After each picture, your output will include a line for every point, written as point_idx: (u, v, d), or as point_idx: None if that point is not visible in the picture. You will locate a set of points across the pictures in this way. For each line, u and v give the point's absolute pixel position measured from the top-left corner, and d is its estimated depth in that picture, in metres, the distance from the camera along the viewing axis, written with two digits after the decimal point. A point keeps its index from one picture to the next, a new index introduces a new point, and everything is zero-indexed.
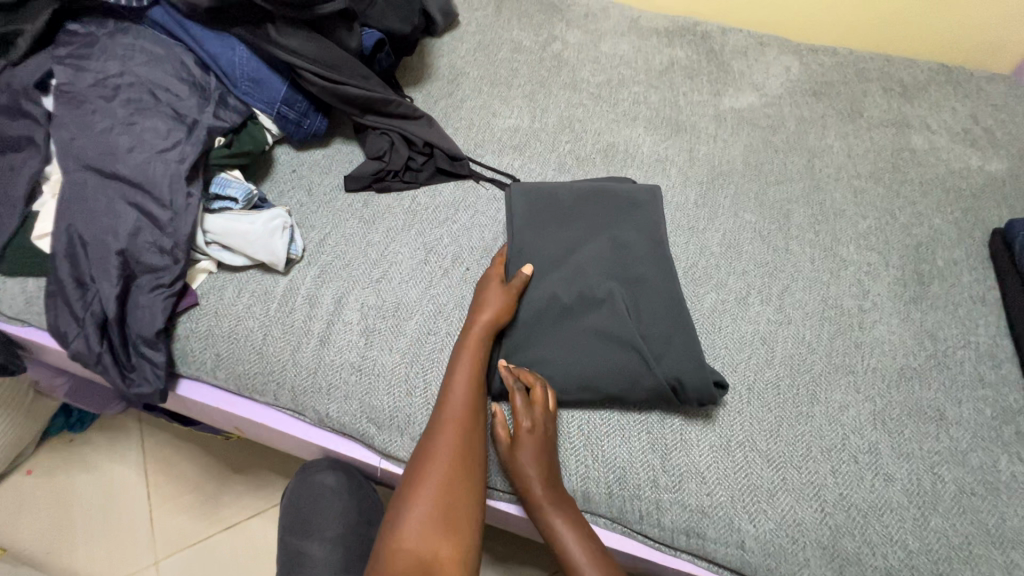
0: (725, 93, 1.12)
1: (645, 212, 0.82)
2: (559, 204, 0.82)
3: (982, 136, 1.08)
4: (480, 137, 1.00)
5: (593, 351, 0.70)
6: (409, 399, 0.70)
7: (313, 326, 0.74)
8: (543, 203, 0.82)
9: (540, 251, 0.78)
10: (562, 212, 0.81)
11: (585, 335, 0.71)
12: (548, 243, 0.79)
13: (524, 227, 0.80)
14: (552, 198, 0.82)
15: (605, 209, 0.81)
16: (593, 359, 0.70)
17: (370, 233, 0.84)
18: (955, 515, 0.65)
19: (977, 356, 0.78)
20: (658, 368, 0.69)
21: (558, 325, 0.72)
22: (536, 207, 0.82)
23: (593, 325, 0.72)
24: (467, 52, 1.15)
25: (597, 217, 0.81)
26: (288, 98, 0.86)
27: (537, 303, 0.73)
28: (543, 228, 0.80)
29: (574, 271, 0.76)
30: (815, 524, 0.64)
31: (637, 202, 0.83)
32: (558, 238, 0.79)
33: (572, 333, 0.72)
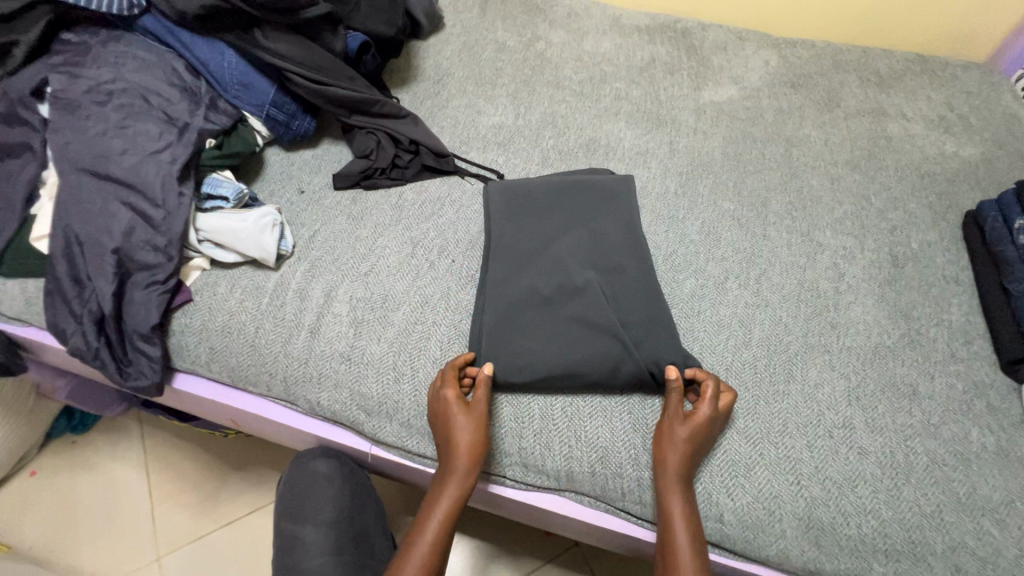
0: (705, 87, 1.15)
1: (624, 202, 0.84)
2: (539, 197, 0.85)
3: (956, 123, 1.10)
4: (465, 135, 1.03)
5: (573, 337, 0.72)
6: (397, 386, 0.73)
7: (304, 318, 0.77)
8: (523, 197, 0.85)
9: (521, 244, 0.81)
10: (542, 205, 0.84)
11: (566, 322, 0.74)
12: (529, 236, 0.81)
13: (506, 221, 0.83)
14: (533, 191, 0.85)
15: (584, 201, 0.84)
16: (574, 344, 0.72)
17: (358, 229, 0.86)
18: (927, 485, 0.67)
19: (949, 334, 0.80)
20: (636, 351, 0.71)
21: (539, 313, 0.75)
22: (517, 202, 0.84)
23: (572, 312, 0.74)
24: (453, 53, 1.18)
25: (577, 208, 0.83)
26: (276, 100, 0.89)
27: (518, 293, 0.76)
28: (524, 222, 0.83)
29: (555, 261, 0.78)
30: (791, 497, 0.66)
31: (616, 193, 0.85)
32: (539, 230, 0.82)
33: (554, 320, 0.74)
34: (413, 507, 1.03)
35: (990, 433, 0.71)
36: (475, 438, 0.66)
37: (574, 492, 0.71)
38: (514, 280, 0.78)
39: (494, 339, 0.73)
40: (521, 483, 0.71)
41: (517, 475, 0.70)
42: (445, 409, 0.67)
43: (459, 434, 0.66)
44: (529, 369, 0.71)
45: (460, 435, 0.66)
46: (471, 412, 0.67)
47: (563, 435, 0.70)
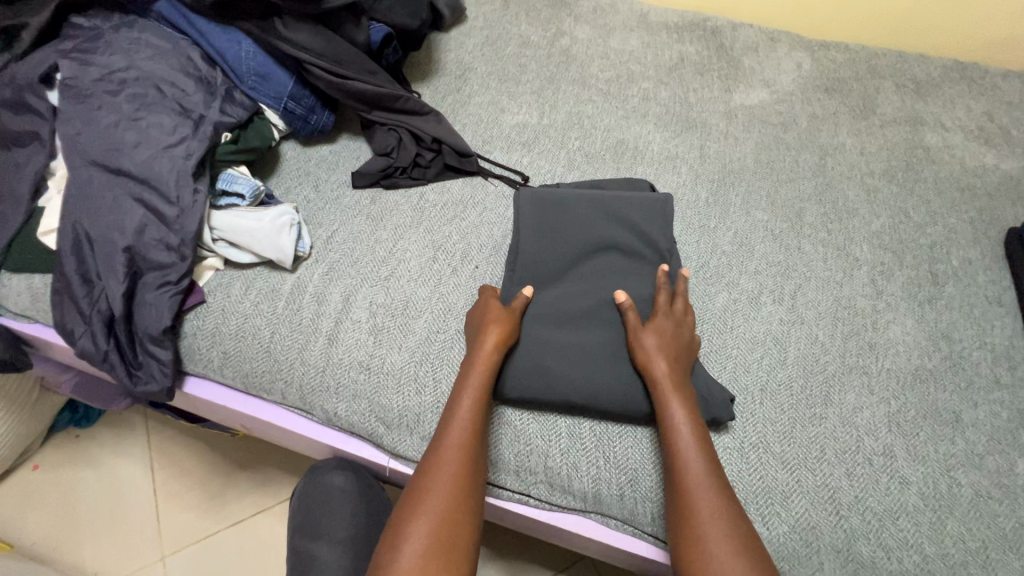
0: (736, 90, 1.11)
1: (657, 214, 0.79)
2: (573, 208, 0.79)
3: (996, 135, 1.06)
4: (488, 133, 0.99)
5: (600, 359, 0.69)
6: (418, 398, 0.70)
7: (321, 324, 0.73)
8: (555, 209, 0.79)
9: (548, 262, 0.76)
10: (574, 218, 0.78)
11: (594, 348, 0.70)
12: (558, 251, 0.77)
13: (535, 233, 0.78)
14: (561, 198, 0.79)
15: (618, 215, 0.78)
16: (601, 366, 0.68)
17: (377, 231, 0.83)
18: (971, 520, 0.64)
19: (992, 358, 0.77)
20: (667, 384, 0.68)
21: (568, 336, 0.71)
22: (548, 213, 0.79)
23: (601, 339, 0.71)
24: (475, 47, 1.14)
25: (608, 217, 0.78)
26: (294, 93, 0.86)
27: (546, 316, 0.73)
28: (554, 235, 0.77)
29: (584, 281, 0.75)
30: (830, 528, 0.63)
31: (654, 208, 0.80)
32: (569, 246, 0.77)
33: (582, 345, 0.70)
34: None
35: None
36: (499, 343, 0.67)
37: (600, 514, 0.68)
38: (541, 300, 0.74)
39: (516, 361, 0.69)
40: (546, 503, 0.68)
41: (542, 494, 0.68)
42: (483, 307, 0.71)
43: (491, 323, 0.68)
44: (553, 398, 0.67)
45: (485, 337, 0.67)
46: (499, 321, 0.69)
47: (591, 455, 0.67)
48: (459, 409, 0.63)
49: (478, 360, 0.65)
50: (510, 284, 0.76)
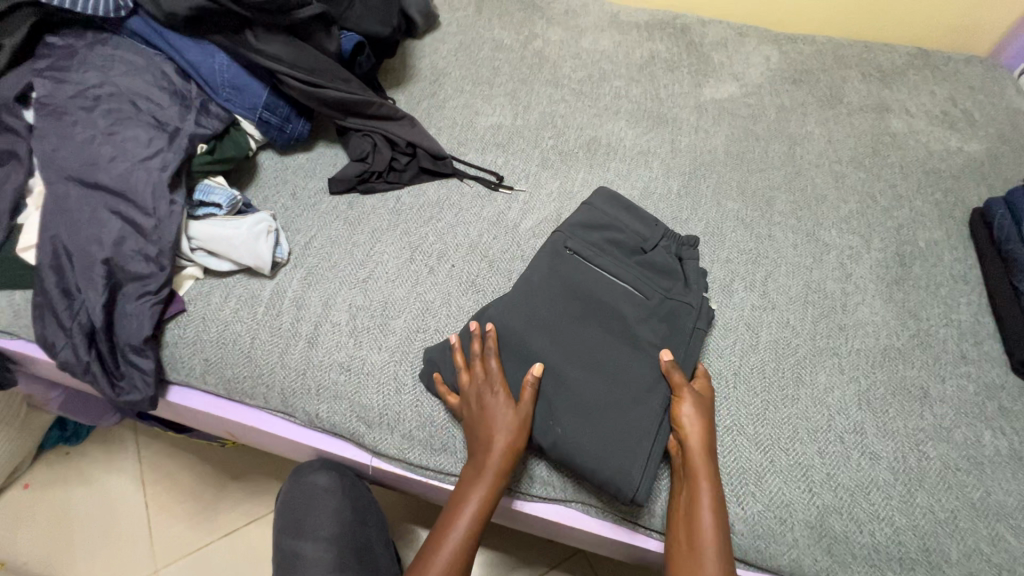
0: (706, 84, 1.13)
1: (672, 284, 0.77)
2: (618, 239, 0.80)
3: (960, 118, 1.09)
4: (463, 136, 1.01)
5: (615, 430, 0.65)
6: (398, 396, 0.71)
7: (301, 328, 0.75)
8: (604, 232, 0.80)
9: (584, 280, 0.75)
10: (586, 288, 0.75)
11: (627, 378, 0.69)
12: (598, 275, 0.76)
13: (580, 250, 0.78)
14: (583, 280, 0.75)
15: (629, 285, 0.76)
16: (615, 438, 0.65)
17: (355, 235, 0.85)
18: (940, 491, 0.65)
19: (958, 334, 0.79)
20: (647, 388, 0.68)
21: (587, 368, 0.70)
22: (594, 233, 0.80)
23: (615, 361, 0.70)
24: (449, 52, 1.17)
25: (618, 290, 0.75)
26: (269, 103, 0.87)
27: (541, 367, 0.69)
28: (605, 256, 0.78)
29: (624, 313, 0.73)
30: (803, 505, 0.64)
31: (672, 277, 0.78)
32: (618, 269, 0.77)
33: (586, 401, 0.67)
34: (416, 516, 1.00)
35: (1003, 435, 0.70)
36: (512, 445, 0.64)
37: (579, 502, 0.69)
38: (559, 315, 0.73)
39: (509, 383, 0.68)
40: (527, 495, 0.70)
41: (521, 485, 0.69)
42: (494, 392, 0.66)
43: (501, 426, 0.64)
44: (552, 428, 0.66)
45: (495, 437, 0.64)
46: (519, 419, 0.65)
47: None
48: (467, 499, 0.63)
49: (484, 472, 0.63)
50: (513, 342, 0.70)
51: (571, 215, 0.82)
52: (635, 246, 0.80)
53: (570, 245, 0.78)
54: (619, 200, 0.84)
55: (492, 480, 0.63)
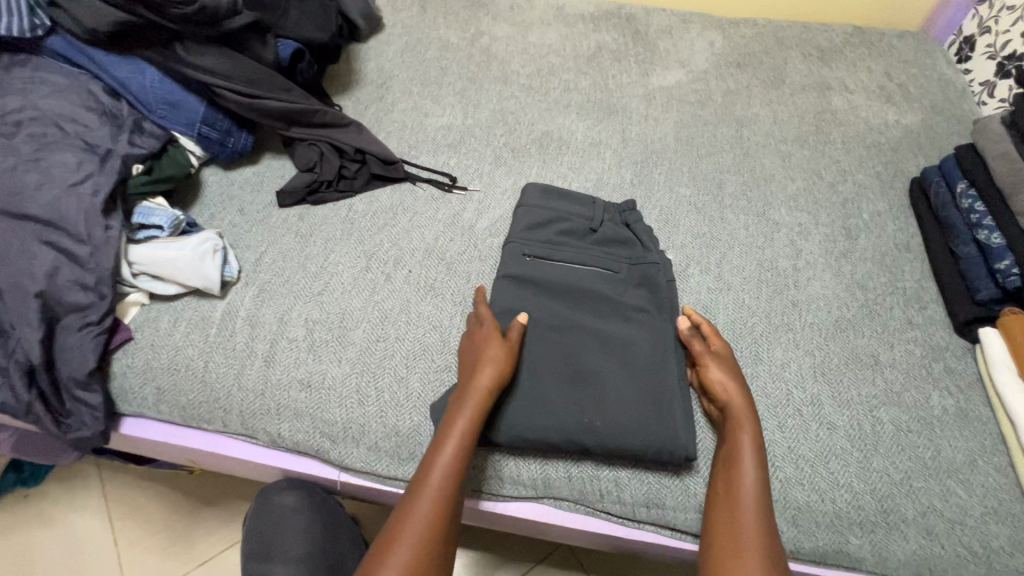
0: (653, 72, 1.15)
1: (634, 249, 0.81)
2: (570, 227, 0.82)
3: (896, 92, 1.12)
4: (414, 139, 1.00)
5: (644, 408, 0.67)
6: (361, 408, 0.69)
7: (257, 347, 0.73)
8: (555, 227, 0.82)
9: (553, 277, 0.77)
10: (559, 281, 0.76)
11: (635, 353, 0.71)
12: (562, 270, 0.78)
13: (540, 253, 0.79)
14: (551, 274, 0.77)
15: (595, 266, 0.79)
16: (648, 414, 0.66)
17: (307, 247, 0.83)
18: (894, 454, 0.68)
19: (904, 301, 0.82)
20: (656, 362, 0.71)
21: (594, 357, 0.71)
22: (544, 230, 0.82)
23: (614, 341, 0.72)
24: (395, 54, 1.15)
25: (587, 275, 0.78)
26: (208, 118, 0.84)
27: (547, 364, 0.70)
28: (563, 248, 0.80)
29: (603, 293, 0.76)
30: (767, 480, 0.66)
31: (628, 248, 0.82)
32: (579, 256, 0.79)
33: (605, 386, 0.68)
34: None
35: (950, 395, 0.73)
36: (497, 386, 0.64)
37: (552, 498, 0.69)
38: (547, 314, 0.74)
39: (531, 389, 0.67)
40: (499, 496, 0.69)
41: (493, 487, 0.68)
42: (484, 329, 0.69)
43: (489, 353, 0.65)
44: (590, 423, 0.65)
45: (487, 358, 0.65)
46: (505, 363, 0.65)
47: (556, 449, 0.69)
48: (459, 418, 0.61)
49: (473, 392, 0.63)
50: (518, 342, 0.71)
51: (518, 219, 0.83)
52: (586, 229, 0.83)
53: (529, 249, 0.79)
54: (554, 189, 0.86)
55: (481, 398, 0.62)
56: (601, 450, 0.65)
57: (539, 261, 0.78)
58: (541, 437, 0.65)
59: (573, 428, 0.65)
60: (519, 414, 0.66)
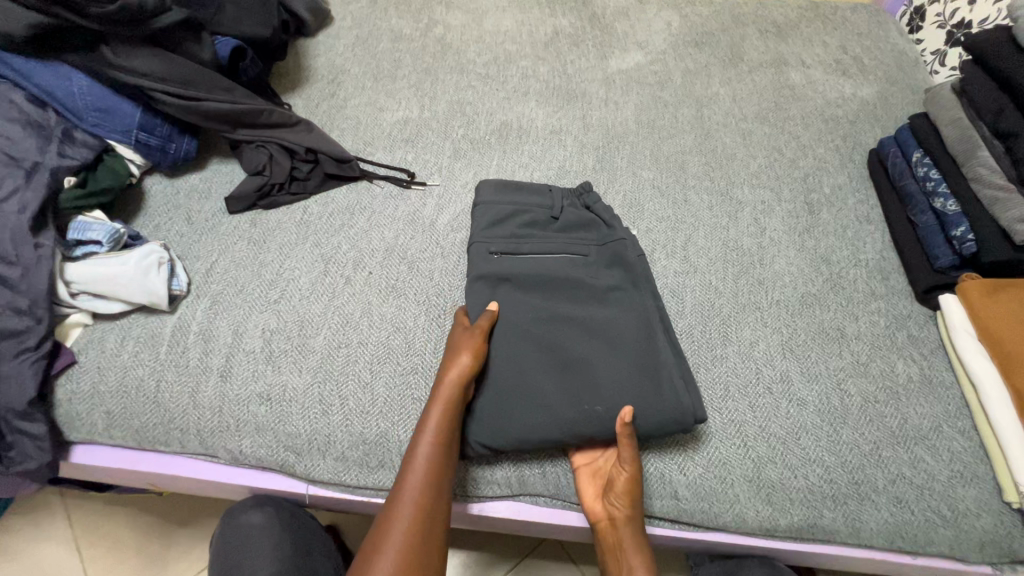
0: (612, 56, 1.13)
1: (597, 229, 0.79)
2: (531, 218, 0.80)
3: (852, 65, 1.13)
4: (369, 135, 0.96)
5: (640, 386, 0.66)
6: (326, 418, 0.67)
7: (211, 362, 0.69)
8: (515, 220, 0.79)
9: (523, 270, 0.75)
10: (532, 274, 0.75)
11: (617, 332, 0.70)
12: (532, 262, 0.76)
13: (506, 248, 0.76)
14: (521, 268, 0.75)
15: (563, 253, 0.77)
16: (644, 393, 0.65)
17: (261, 254, 0.80)
18: (863, 425, 0.68)
19: (868, 273, 0.82)
20: (642, 340, 0.69)
21: (579, 345, 0.69)
22: (506, 225, 0.79)
23: (597, 323, 0.71)
24: (346, 48, 1.11)
25: (557, 263, 0.76)
26: (145, 123, 0.80)
27: (534, 358, 0.69)
28: (528, 242, 0.77)
29: (577, 278, 0.74)
30: (739, 460, 0.66)
31: (591, 230, 0.80)
32: (546, 246, 0.77)
33: (596, 371, 0.67)
34: None
35: (914, 363, 0.74)
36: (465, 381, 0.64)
37: (529, 495, 0.68)
38: (525, 310, 0.72)
39: (521, 386, 0.67)
40: (474, 497, 0.68)
41: (467, 489, 0.67)
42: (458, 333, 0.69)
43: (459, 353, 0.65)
44: (586, 411, 0.64)
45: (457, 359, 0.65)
46: (473, 350, 0.66)
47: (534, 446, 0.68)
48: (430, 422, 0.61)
49: (442, 395, 0.63)
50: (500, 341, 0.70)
51: (477, 218, 0.80)
52: (546, 218, 0.80)
53: (495, 250, 0.76)
54: (509, 183, 0.83)
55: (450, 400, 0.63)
56: (605, 437, 0.64)
57: (508, 259, 0.76)
58: (541, 435, 0.64)
59: (569, 420, 0.64)
60: (516, 415, 0.65)
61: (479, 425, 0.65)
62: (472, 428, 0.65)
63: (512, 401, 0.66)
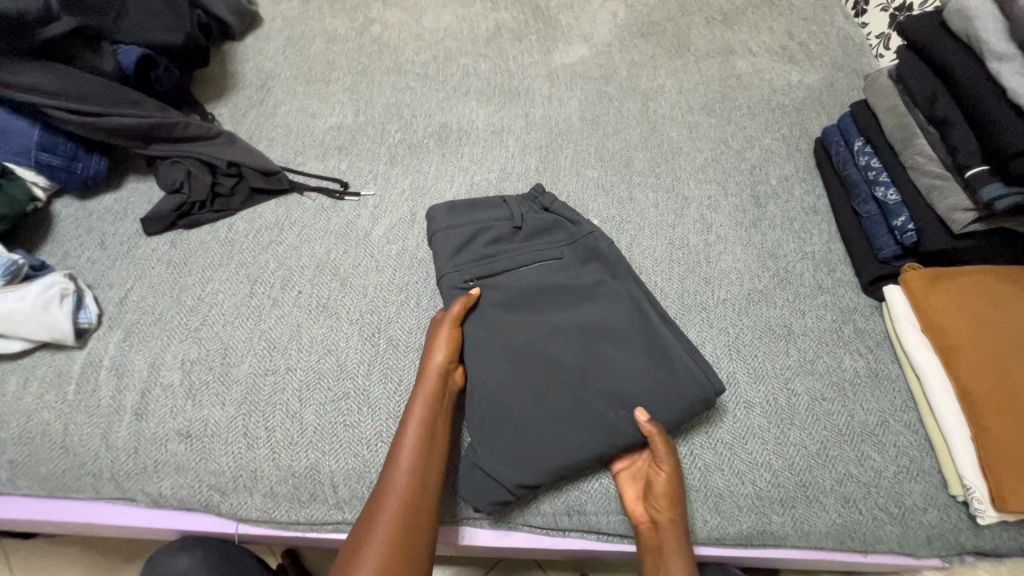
0: (556, 50, 1.09)
1: (565, 228, 0.77)
2: (495, 234, 0.75)
3: (798, 51, 1.11)
4: (300, 144, 0.91)
5: (648, 386, 0.64)
6: (251, 452, 0.63)
7: (125, 400, 0.65)
8: (480, 239, 0.75)
9: (504, 286, 0.72)
10: (513, 289, 0.72)
11: (611, 333, 0.68)
12: (511, 277, 0.73)
13: (479, 272, 0.72)
14: (501, 286, 0.72)
15: (538, 262, 0.74)
16: (654, 391, 0.64)
17: (181, 278, 0.75)
18: (811, 425, 0.67)
19: (814, 266, 0.81)
20: (639, 345, 0.68)
21: (578, 353, 0.67)
22: (472, 246, 0.75)
23: (595, 326, 0.69)
24: (276, 51, 1.06)
25: (533, 270, 0.74)
26: (45, 142, 0.74)
27: (538, 371, 0.66)
28: (500, 259, 0.73)
29: (560, 284, 0.72)
30: (686, 470, 0.64)
31: (559, 231, 0.77)
32: (519, 258, 0.74)
33: (603, 378, 0.65)
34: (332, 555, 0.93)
35: (861, 357, 0.73)
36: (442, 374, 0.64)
37: (472, 519, 0.65)
38: (515, 328, 0.69)
39: (529, 405, 0.64)
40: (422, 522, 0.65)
41: None
42: (433, 326, 0.69)
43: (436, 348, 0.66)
44: (612, 421, 0.62)
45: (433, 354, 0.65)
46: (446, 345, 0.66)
47: None
48: (411, 415, 0.61)
49: (422, 389, 0.63)
50: (497, 360, 0.67)
51: (439, 249, 0.74)
52: (510, 230, 0.76)
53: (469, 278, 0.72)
54: (460, 203, 0.78)
55: (430, 394, 0.63)
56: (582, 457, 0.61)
57: (486, 282, 0.72)
58: (579, 458, 0.61)
59: (598, 435, 0.62)
60: (544, 441, 0.62)
61: (510, 466, 0.61)
62: (505, 472, 0.61)
63: (520, 422, 0.63)
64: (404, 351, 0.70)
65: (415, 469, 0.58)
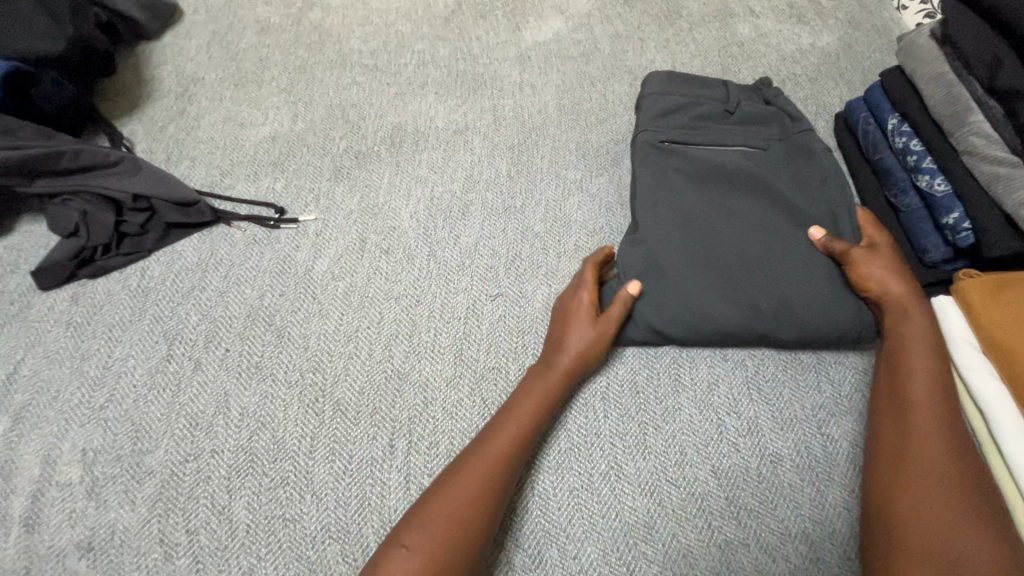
0: (526, 26, 0.94)
1: (778, 118, 0.70)
2: (706, 110, 0.70)
3: (808, 9, 0.95)
4: (228, 163, 0.77)
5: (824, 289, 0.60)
6: (169, 564, 0.51)
7: (12, 508, 0.53)
8: (688, 112, 0.70)
9: (688, 164, 0.67)
10: (712, 169, 0.66)
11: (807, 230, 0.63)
12: (707, 156, 0.68)
13: (680, 138, 0.68)
14: (696, 164, 0.67)
15: (749, 144, 0.68)
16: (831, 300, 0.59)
17: (83, 343, 0.62)
18: (853, 481, 0.55)
19: None
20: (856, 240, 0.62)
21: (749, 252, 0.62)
22: (678, 116, 0.70)
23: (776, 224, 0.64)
24: (198, 50, 0.90)
25: (734, 156, 0.68)
26: None
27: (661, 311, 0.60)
28: (704, 133, 0.69)
29: (762, 171, 0.66)
30: (702, 550, 0.52)
31: (771, 124, 0.70)
32: (721, 139, 0.68)
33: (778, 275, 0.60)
34: None
35: None
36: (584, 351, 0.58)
37: None
38: (695, 213, 0.64)
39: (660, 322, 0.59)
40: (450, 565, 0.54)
41: None
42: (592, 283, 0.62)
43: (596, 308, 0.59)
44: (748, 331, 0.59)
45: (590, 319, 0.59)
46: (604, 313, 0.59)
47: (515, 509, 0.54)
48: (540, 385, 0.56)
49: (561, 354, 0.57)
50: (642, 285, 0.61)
51: (643, 110, 0.71)
52: (720, 111, 0.70)
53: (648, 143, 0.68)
54: (678, 73, 0.73)
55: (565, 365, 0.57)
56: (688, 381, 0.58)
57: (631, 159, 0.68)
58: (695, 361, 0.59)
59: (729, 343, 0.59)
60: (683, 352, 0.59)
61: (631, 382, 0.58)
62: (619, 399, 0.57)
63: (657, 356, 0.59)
64: (354, 419, 0.58)
65: (514, 449, 0.52)
